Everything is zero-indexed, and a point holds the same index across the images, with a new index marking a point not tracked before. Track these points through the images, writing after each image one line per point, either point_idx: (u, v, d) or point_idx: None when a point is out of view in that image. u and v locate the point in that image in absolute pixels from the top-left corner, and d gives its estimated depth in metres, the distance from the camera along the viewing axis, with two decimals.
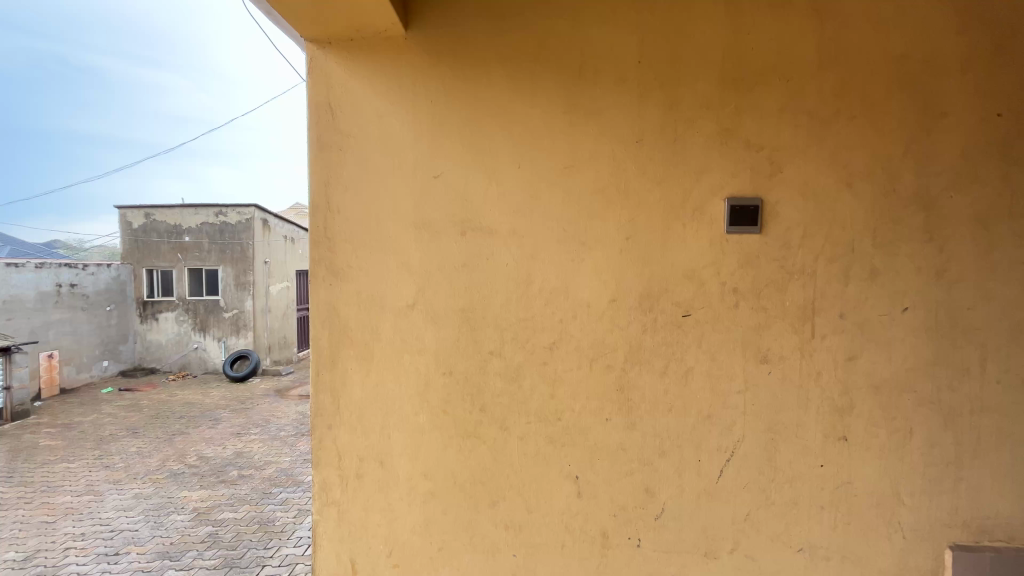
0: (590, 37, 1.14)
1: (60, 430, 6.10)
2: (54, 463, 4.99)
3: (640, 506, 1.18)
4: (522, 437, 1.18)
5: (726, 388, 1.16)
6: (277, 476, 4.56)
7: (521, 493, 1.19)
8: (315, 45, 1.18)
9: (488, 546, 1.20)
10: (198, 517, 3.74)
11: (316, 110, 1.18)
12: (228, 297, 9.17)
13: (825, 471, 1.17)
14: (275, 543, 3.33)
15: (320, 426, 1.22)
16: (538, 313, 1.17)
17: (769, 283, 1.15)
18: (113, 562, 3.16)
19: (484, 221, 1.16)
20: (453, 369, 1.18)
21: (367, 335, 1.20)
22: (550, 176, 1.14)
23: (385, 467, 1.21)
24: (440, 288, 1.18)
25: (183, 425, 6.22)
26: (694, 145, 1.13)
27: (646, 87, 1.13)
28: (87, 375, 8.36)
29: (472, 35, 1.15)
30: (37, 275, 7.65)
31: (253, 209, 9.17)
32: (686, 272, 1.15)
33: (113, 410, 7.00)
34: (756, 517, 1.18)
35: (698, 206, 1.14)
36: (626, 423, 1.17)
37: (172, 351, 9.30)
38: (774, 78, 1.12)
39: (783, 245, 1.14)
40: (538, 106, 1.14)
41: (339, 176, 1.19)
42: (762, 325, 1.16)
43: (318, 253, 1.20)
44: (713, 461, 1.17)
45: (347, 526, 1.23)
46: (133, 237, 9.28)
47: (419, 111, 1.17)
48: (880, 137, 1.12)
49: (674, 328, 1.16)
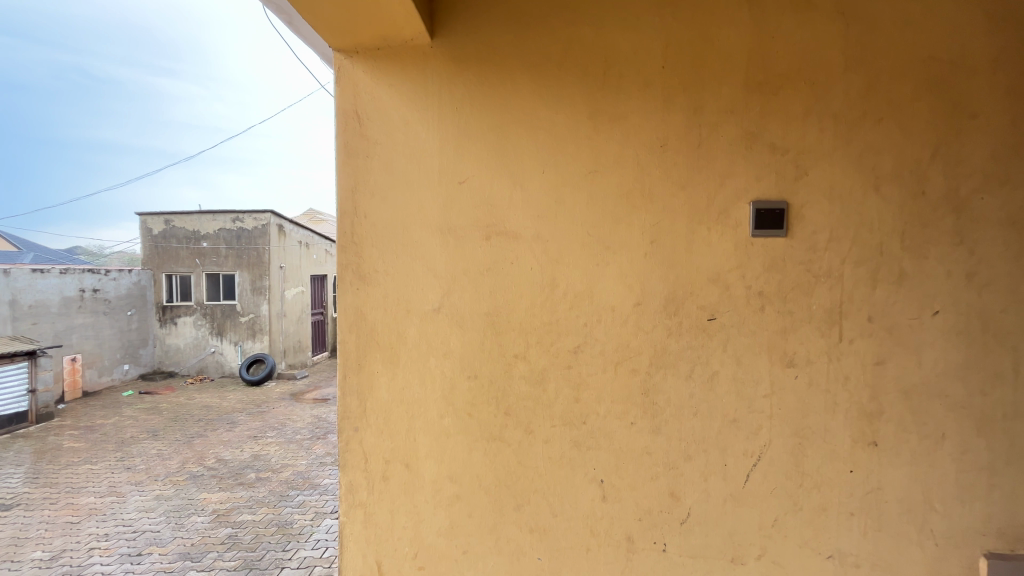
0: (614, 42, 1.15)
1: (83, 432, 6.24)
2: (77, 464, 5.11)
3: (666, 510, 1.18)
4: (546, 440, 1.19)
5: (752, 392, 1.16)
6: (294, 479, 4.61)
7: (546, 497, 1.19)
8: (342, 54, 1.21)
9: (513, 549, 1.21)
10: (217, 518, 3.80)
11: (344, 117, 1.21)
12: (244, 301, 9.31)
13: (854, 476, 1.16)
14: (294, 545, 3.37)
15: (347, 428, 1.24)
16: (563, 317, 1.17)
17: (795, 287, 1.14)
18: (135, 562, 3.21)
19: (509, 226, 1.17)
20: (478, 373, 1.20)
21: (393, 337, 1.22)
22: (575, 181, 1.15)
23: (410, 470, 1.22)
24: (464, 292, 1.19)
25: (201, 428, 6.32)
26: (718, 149, 1.13)
27: (670, 91, 1.14)
28: (108, 378, 8.53)
29: (497, 41, 1.17)
30: (61, 281, 7.84)
31: (269, 215, 9.32)
32: (711, 275, 1.15)
33: (133, 412, 7.14)
34: (784, 522, 1.16)
35: (722, 210, 1.14)
36: (651, 427, 1.17)
37: (190, 355, 9.47)
38: (799, 81, 1.12)
39: (810, 248, 1.14)
40: (561, 111, 1.16)
41: (366, 182, 1.21)
42: (789, 329, 1.15)
43: (345, 258, 1.23)
44: (740, 466, 1.16)
45: (373, 527, 1.24)
46: (153, 243, 9.47)
47: (445, 118, 1.19)
48: (907, 139, 1.12)
49: (699, 332, 1.16)
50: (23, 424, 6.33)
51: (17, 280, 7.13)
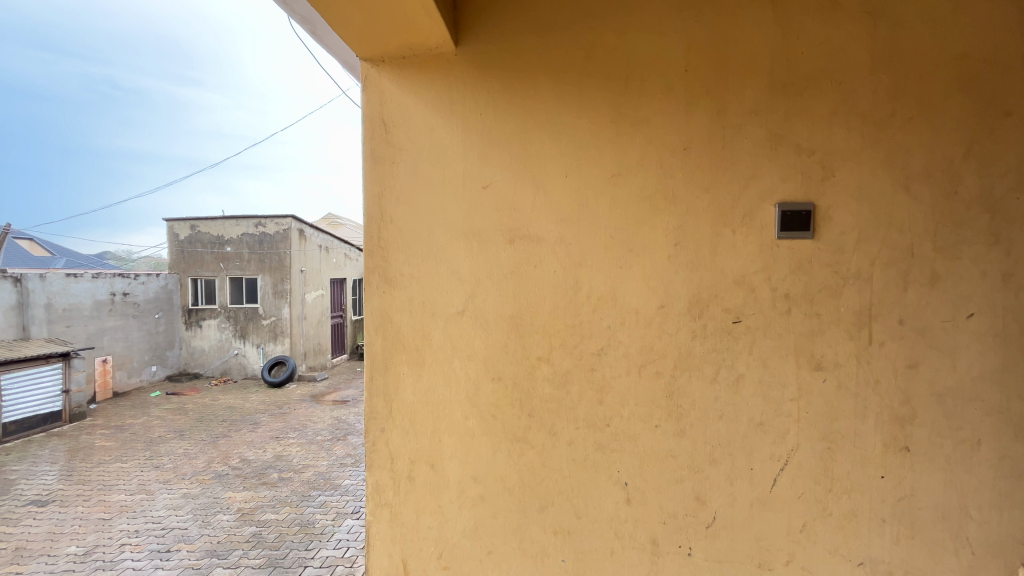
0: (637, 46, 1.16)
1: (114, 431, 6.44)
2: (109, 463, 5.27)
3: (691, 514, 1.17)
4: (570, 442, 1.19)
5: (779, 395, 1.15)
6: (315, 479, 4.68)
7: (570, 498, 1.20)
8: (368, 63, 1.25)
9: (537, 551, 1.21)
10: (242, 517, 3.88)
11: (371, 125, 1.24)
12: (267, 304, 9.51)
13: (886, 482, 1.13)
14: (316, 544, 3.42)
15: (374, 428, 1.26)
16: (586, 319, 1.18)
17: (822, 289, 1.13)
18: (164, 559, 3.30)
19: (533, 229, 1.19)
20: (502, 375, 1.21)
21: (419, 340, 1.24)
22: (598, 184, 1.16)
23: (436, 470, 1.24)
24: (489, 294, 1.21)
25: (226, 428, 6.47)
26: (742, 151, 1.13)
27: (693, 94, 1.14)
28: (137, 379, 8.78)
29: (519, 48, 1.19)
30: (93, 285, 8.11)
31: (291, 219, 9.52)
32: (735, 278, 1.15)
33: (161, 413, 7.34)
34: (813, 528, 1.15)
35: (748, 212, 1.14)
36: (675, 430, 1.17)
37: (215, 357, 9.72)
38: (825, 82, 1.11)
39: (838, 250, 1.12)
40: (584, 115, 1.17)
41: (392, 187, 1.24)
42: (816, 332, 1.14)
43: (372, 262, 1.25)
44: (766, 470, 1.15)
45: (399, 527, 1.26)
46: (179, 248, 9.74)
47: (469, 123, 1.21)
48: (938, 139, 1.10)
49: (724, 335, 1.15)
50: (57, 423, 6.56)
51: (52, 284, 7.40)
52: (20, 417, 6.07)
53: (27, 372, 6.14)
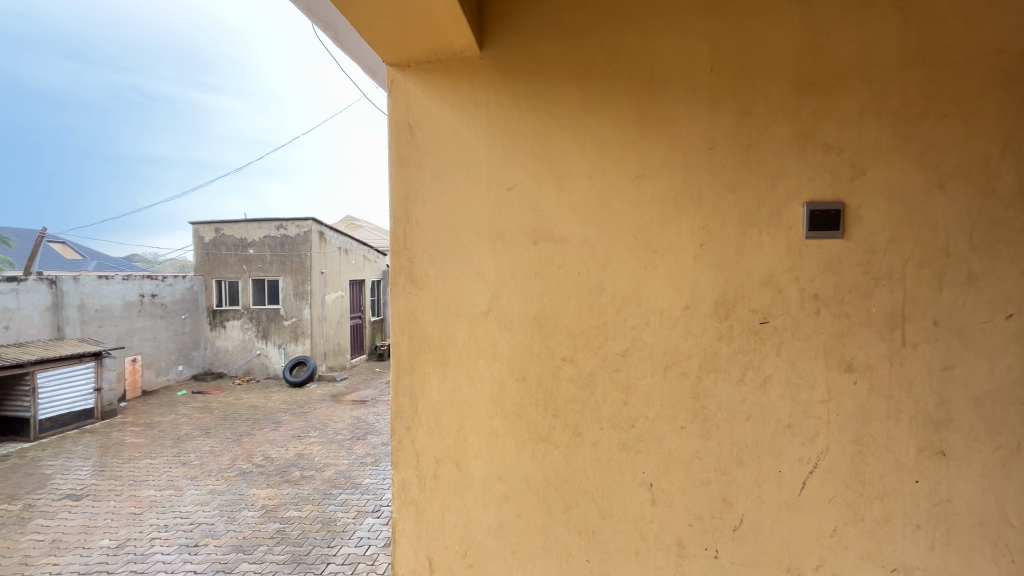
0: (660, 47, 1.15)
1: (143, 428, 6.64)
2: (138, 459, 5.43)
3: (718, 516, 1.16)
4: (595, 442, 1.20)
5: (807, 398, 1.13)
6: (336, 477, 4.75)
7: (594, 499, 1.20)
8: (394, 69, 1.27)
9: (562, 551, 1.21)
10: (266, 514, 3.97)
11: (396, 129, 1.27)
12: (288, 305, 9.71)
13: (920, 487, 1.11)
14: (338, 541, 3.48)
15: (400, 427, 1.28)
16: (610, 320, 1.18)
17: (853, 289, 1.11)
18: (193, 553, 3.39)
19: (557, 230, 1.19)
20: (526, 375, 1.22)
21: (444, 340, 1.25)
22: (623, 185, 1.16)
23: (460, 469, 1.25)
24: (513, 295, 1.22)
25: (249, 426, 6.62)
26: (769, 150, 1.12)
27: (718, 94, 1.13)
28: (165, 378, 9.04)
29: (543, 51, 1.20)
30: (124, 286, 8.37)
31: (311, 222, 9.69)
32: (763, 278, 1.13)
33: (187, 411, 7.54)
34: (843, 533, 1.13)
35: (775, 212, 1.13)
36: (701, 432, 1.16)
37: (238, 357, 9.95)
38: (854, 79, 1.10)
39: (868, 249, 1.11)
40: (608, 117, 1.17)
41: (417, 190, 1.26)
42: (847, 333, 1.12)
43: (398, 263, 1.28)
44: (795, 473, 1.14)
45: (424, 525, 1.28)
46: (204, 251, 9.98)
47: (493, 126, 1.22)
48: (973, 135, 1.07)
49: (750, 336, 1.14)
50: (89, 420, 6.80)
51: (85, 286, 7.67)
52: (55, 414, 6.31)
53: (62, 370, 6.37)
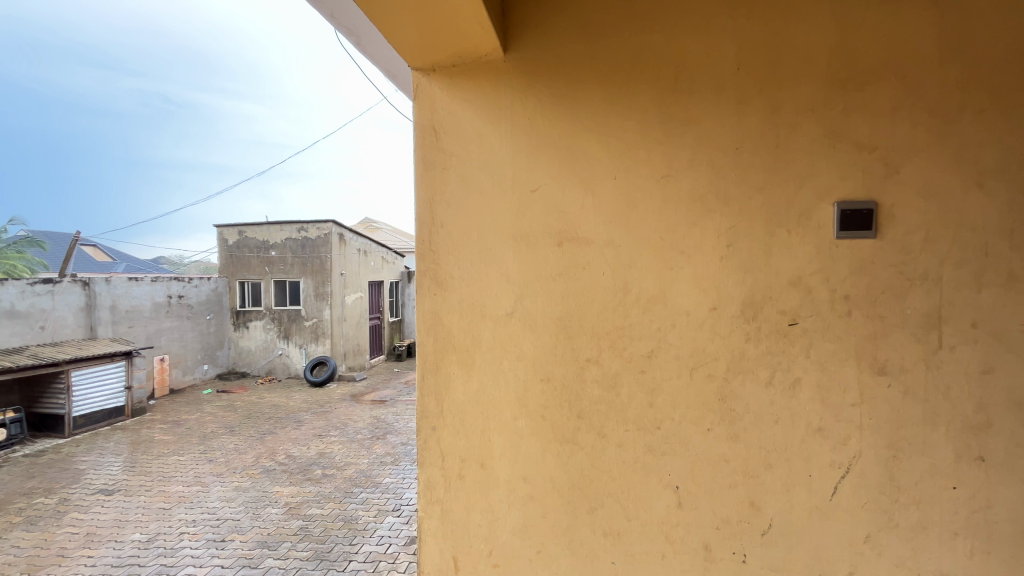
0: (685, 46, 1.15)
1: (171, 426, 6.84)
2: (167, 455, 5.59)
3: (746, 520, 1.15)
4: (620, 444, 1.19)
5: (839, 401, 1.11)
6: (357, 476, 4.82)
7: (620, 501, 1.20)
8: (419, 73, 1.29)
9: (587, 553, 1.21)
10: (290, 511, 4.05)
11: (421, 132, 1.28)
12: (309, 306, 9.90)
13: (957, 493, 1.09)
14: (360, 539, 3.53)
15: (425, 427, 1.30)
16: (636, 321, 1.18)
17: (887, 290, 1.09)
18: (220, 548, 3.47)
19: (582, 231, 1.19)
20: (551, 376, 1.22)
21: (469, 341, 1.26)
22: (647, 186, 1.16)
23: (485, 469, 1.26)
24: (538, 296, 1.22)
25: (272, 425, 6.76)
26: (799, 149, 1.10)
27: (745, 94, 1.12)
28: (191, 377, 9.28)
29: (568, 53, 1.20)
30: (152, 288, 8.60)
31: (331, 224, 9.86)
32: (792, 279, 1.12)
33: (213, 409, 7.73)
34: (877, 540, 1.11)
35: (804, 212, 1.11)
36: (729, 434, 1.15)
37: (261, 357, 10.17)
38: (886, 76, 1.08)
39: (903, 249, 1.08)
40: (633, 118, 1.17)
41: (442, 193, 1.27)
42: (880, 334, 1.10)
43: (423, 265, 1.29)
44: (826, 478, 1.12)
45: (450, 525, 1.29)
46: (228, 252, 10.22)
47: (518, 129, 1.23)
48: (1013, 132, 1.05)
49: (780, 337, 1.13)
50: (120, 417, 7.02)
51: (116, 287, 7.92)
52: (88, 411, 6.53)
53: (94, 369, 6.59)
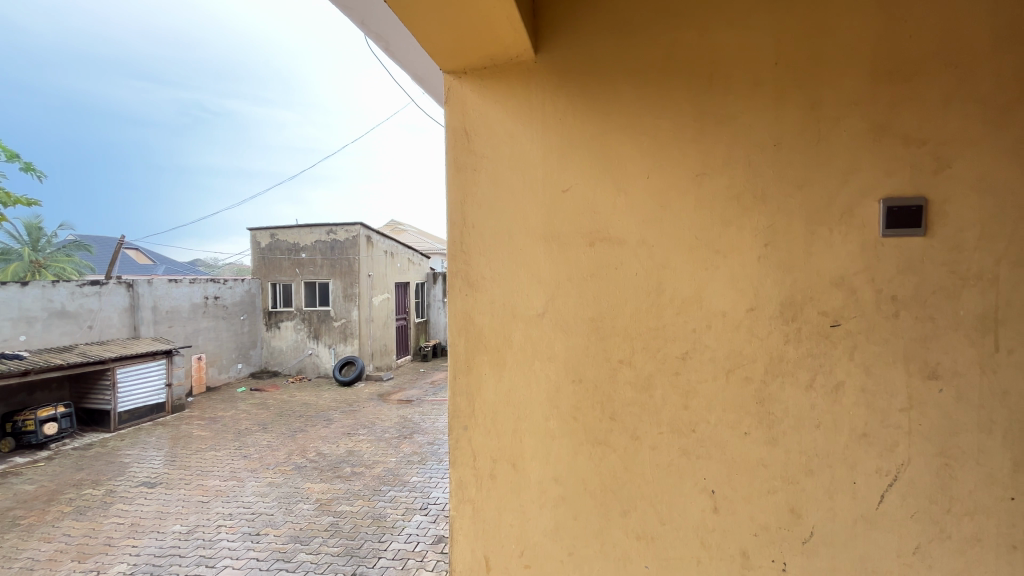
0: (720, 42, 1.12)
1: (208, 422, 7.10)
2: (205, 450, 5.81)
3: (786, 527, 1.11)
4: (653, 447, 1.17)
5: (885, 406, 1.07)
6: (385, 475, 4.89)
7: (653, 504, 1.18)
8: (450, 76, 1.30)
9: (620, 556, 1.20)
10: (321, 507, 4.14)
11: (453, 135, 1.29)
12: (338, 307, 10.12)
13: (1015, 504, 1.04)
14: (388, 536, 3.59)
15: (457, 426, 1.31)
16: (670, 322, 1.16)
17: (937, 290, 1.04)
18: (255, 541, 3.59)
19: (614, 231, 1.18)
20: (583, 376, 1.21)
21: (500, 342, 1.27)
22: (681, 184, 1.14)
23: (517, 469, 1.26)
24: (570, 296, 1.22)
25: (302, 423, 6.94)
26: (841, 144, 1.07)
27: (784, 88, 1.09)
28: (226, 376, 9.60)
29: (599, 53, 1.20)
30: (190, 289, 8.93)
31: (359, 226, 10.06)
32: (834, 279, 1.08)
33: (247, 407, 7.99)
34: (927, 551, 1.06)
35: (848, 209, 1.07)
36: (767, 439, 1.12)
37: (292, 357, 10.45)
38: (936, 67, 1.03)
39: (954, 248, 1.04)
40: (666, 115, 1.15)
41: (474, 194, 1.28)
42: (930, 337, 1.05)
43: (455, 266, 1.30)
44: (872, 485, 1.08)
45: (481, 524, 1.30)
46: (261, 255, 10.53)
47: (549, 129, 1.23)
48: None
49: (821, 339, 1.09)
50: (161, 413, 7.33)
51: (157, 288, 8.27)
52: (132, 407, 6.84)
53: (137, 367, 6.89)
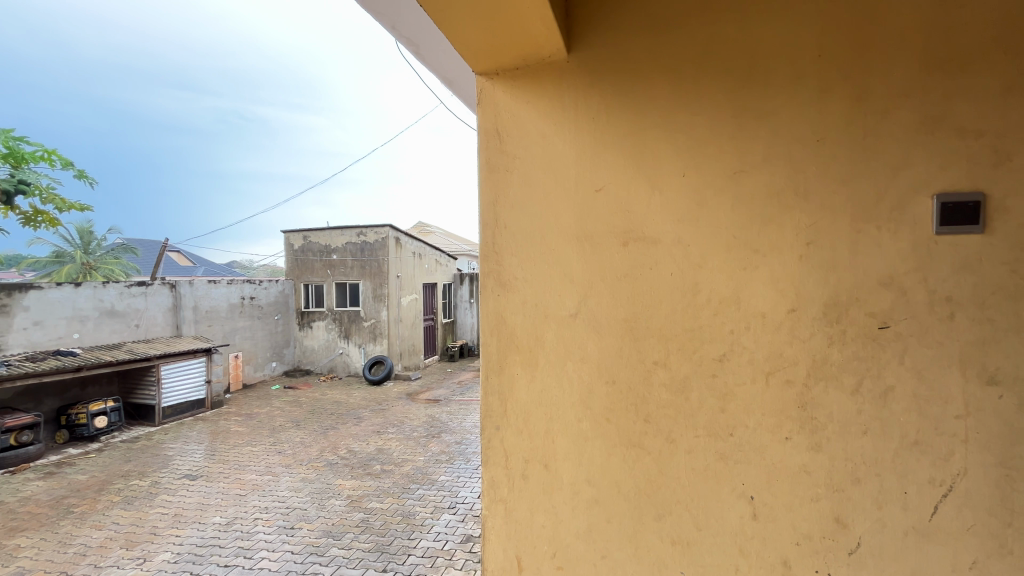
0: (760, 36, 1.09)
1: (245, 418, 7.36)
2: (242, 445, 6.03)
3: (830, 536, 1.07)
4: (689, 450, 1.15)
5: (939, 412, 1.02)
6: (414, 473, 4.96)
7: (689, 509, 1.15)
8: (482, 77, 1.31)
9: (655, 560, 1.18)
10: (352, 503, 4.23)
11: (486, 136, 1.30)
12: (367, 307, 10.32)
13: None
14: (418, 534, 3.63)
15: (489, 426, 1.32)
16: (706, 323, 1.13)
17: (996, 291, 0.99)
18: (290, 534, 3.70)
19: (648, 231, 1.17)
20: (616, 378, 1.20)
21: (532, 342, 1.26)
22: (718, 182, 1.12)
23: (549, 470, 1.26)
24: (603, 296, 1.20)
25: (334, 421, 7.11)
26: (890, 137, 1.02)
27: (828, 81, 1.05)
28: (261, 373, 9.92)
29: (633, 51, 1.18)
30: (228, 290, 9.27)
31: (388, 228, 10.23)
32: (883, 278, 1.04)
33: (281, 404, 8.24)
34: (985, 566, 1.00)
35: (898, 206, 1.03)
36: (810, 444, 1.08)
37: (323, 356, 10.72)
38: (994, 54, 0.98)
39: (1016, 245, 0.98)
40: (702, 112, 1.12)
41: (506, 195, 1.28)
42: (988, 339, 0.99)
43: (487, 266, 1.31)
44: (924, 496, 1.03)
45: (513, 524, 1.30)
46: (294, 256, 10.84)
47: (581, 129, 1.22)
48: None
49: (869, 342, 1.05)
50: (201, 409, 7.63)
51: (198, 289, 8.62)
52: (174, 402, 7.14)
53: (179, 364, 7.19)
